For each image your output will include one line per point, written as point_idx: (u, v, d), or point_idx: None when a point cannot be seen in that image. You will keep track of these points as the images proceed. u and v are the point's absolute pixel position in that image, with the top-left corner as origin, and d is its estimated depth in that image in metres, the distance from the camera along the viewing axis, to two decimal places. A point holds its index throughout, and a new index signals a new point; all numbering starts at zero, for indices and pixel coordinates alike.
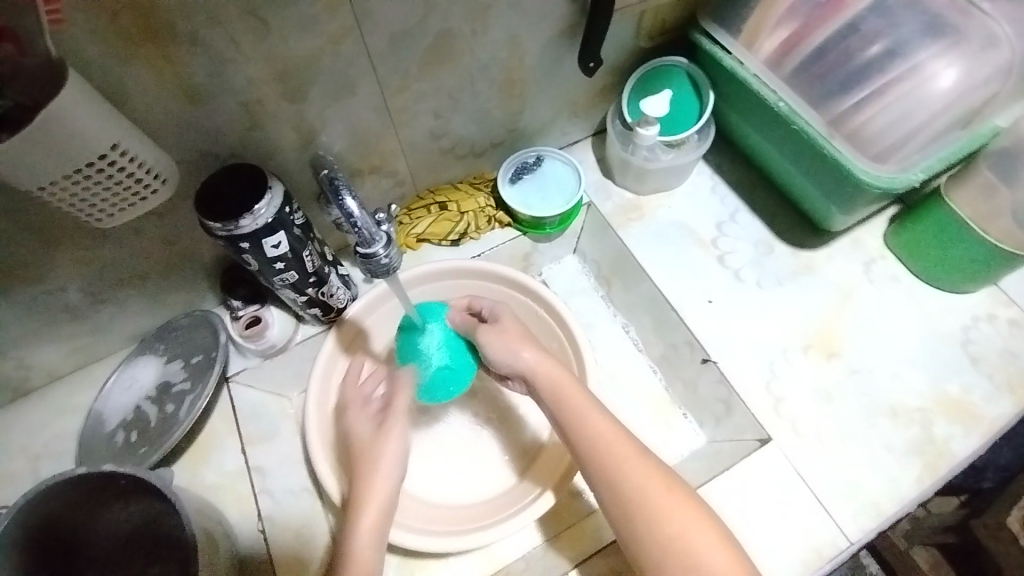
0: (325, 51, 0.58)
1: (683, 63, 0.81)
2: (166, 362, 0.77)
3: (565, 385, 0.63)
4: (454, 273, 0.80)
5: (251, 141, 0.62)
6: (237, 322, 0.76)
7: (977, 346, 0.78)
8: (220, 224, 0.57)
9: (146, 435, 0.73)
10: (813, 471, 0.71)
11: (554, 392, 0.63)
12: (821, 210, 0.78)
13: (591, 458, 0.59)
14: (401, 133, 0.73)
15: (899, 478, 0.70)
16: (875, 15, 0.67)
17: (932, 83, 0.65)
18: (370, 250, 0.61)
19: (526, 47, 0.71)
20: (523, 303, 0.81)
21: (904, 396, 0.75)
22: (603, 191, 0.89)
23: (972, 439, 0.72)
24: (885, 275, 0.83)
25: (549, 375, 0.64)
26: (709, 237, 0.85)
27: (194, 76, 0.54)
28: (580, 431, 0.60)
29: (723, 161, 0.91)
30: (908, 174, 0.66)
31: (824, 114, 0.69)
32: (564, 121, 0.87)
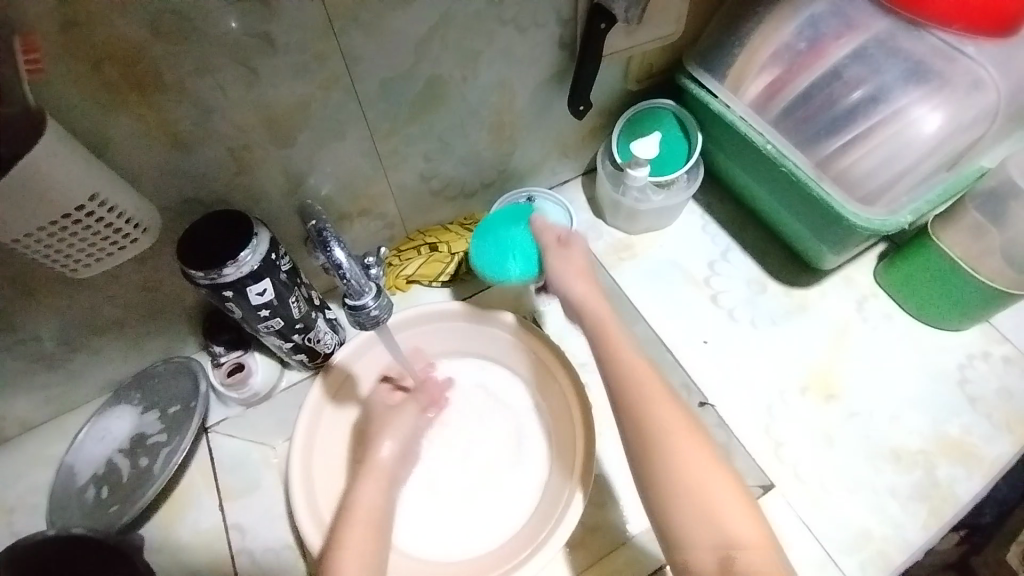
0: (315, 98, 0.58)
1: (671, 106, 0.82)
2: (141, 412, 0.73)
3: (601, 314, 0.64)
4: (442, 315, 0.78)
5: (238, 186, 0.61)
6: (220, 369, 0.74)
7: (973, 385, 0.77)
8: (203, 273, 0.55)
9: (117, 491, 0.69)
10: (817, 518, 0.69)
11: (606, 344, 0.62)
12: (812, 249, 0.78)
13: (630, 413, 0.57)
14: (391, 175, 0.72)
15: (905, 524, 0.69)
16: (857, 62, 0.68)
17: (916, 128, 0.66)
18: (359, 302, 0.60)
19: (515, 91, 0.71)
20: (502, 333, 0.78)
21: (904, 438, 0.74)
22: (594, 230, 0.89)
23: (974, 481, 0.71)
24: (878, 313, 0.82)
25: (587, 301, 0.65)
26: (702, 276, 0.85)
27: (181, 124, 0.53)
28: (647, 429, 0.55)
29: (712, 200, 0.91)
30: (897, 217, 0.67)
31: (811, 157, 0.70)
32: (554, 162, 0.87)
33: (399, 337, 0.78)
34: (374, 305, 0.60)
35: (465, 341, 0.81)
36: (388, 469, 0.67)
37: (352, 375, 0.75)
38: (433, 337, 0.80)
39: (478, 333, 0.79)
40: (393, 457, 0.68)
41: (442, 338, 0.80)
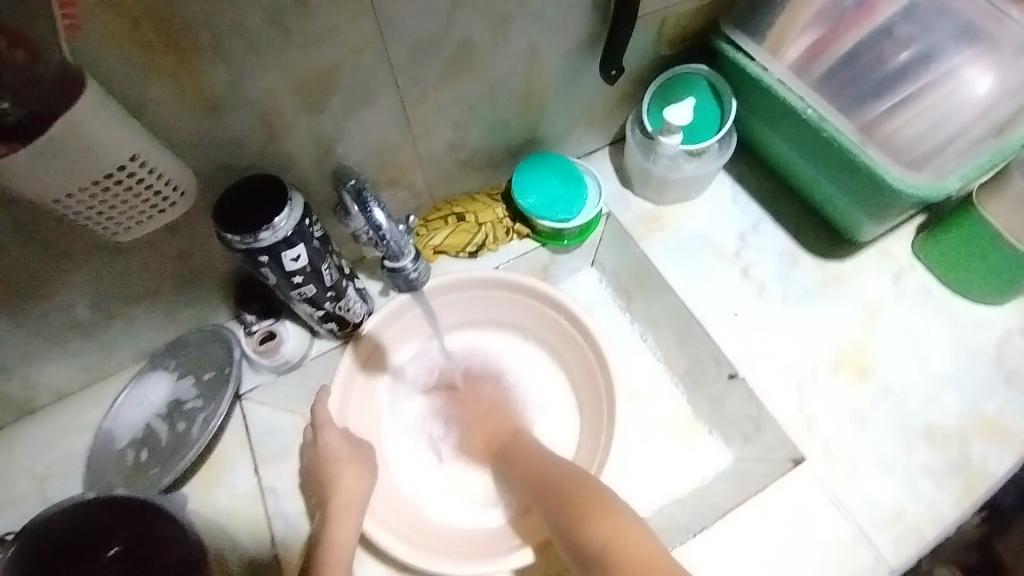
0: (346, 61, 0.57)
1: (704, 71, 0.80)
2: (177, 379, 0.74)
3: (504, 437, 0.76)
4: (472, 284, 0.78)
5: (268, 153, 0.61)
6: (251, 338, 0.74)
7: (1013, 361, 0.75)
8: (239, 237, 0.55)
9: (157, 454, 0.71)
10: (850, 491, 0.68)
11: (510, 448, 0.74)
12: (849, 220, 0.76)
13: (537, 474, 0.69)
14: (419, 144, 0.71)
15: (939, 500, 0.68)
16: (908, 20, 0.67)
17: (970, 87, 0.64)
18: (398, 264, 0.63)
19: (547, 56, 0.70)
20: (546, 316, 0.80)
21: (939, 414, 0.72)
22: (622, 201, 0.88)
23: (1009, 456, 0.70)
24: (915, 287, 0.80)
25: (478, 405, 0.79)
26: (733, 248, 0.84)
27: (213, 86, 0.52)
28: (549, 470, 0.68)
29: (744, 171, 0.89)
30: (945, 182, 0.63)
31: (853, 121, 0.67)
32: (582, 131, 0.85)
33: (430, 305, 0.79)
34: (411, 268, 0.63)
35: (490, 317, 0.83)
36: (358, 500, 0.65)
37: (380, 344, 0.77)
38: (461, 306, 0.81)
39: (507, 312, 0.82)
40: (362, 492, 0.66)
41: (469, 309, 0.82)
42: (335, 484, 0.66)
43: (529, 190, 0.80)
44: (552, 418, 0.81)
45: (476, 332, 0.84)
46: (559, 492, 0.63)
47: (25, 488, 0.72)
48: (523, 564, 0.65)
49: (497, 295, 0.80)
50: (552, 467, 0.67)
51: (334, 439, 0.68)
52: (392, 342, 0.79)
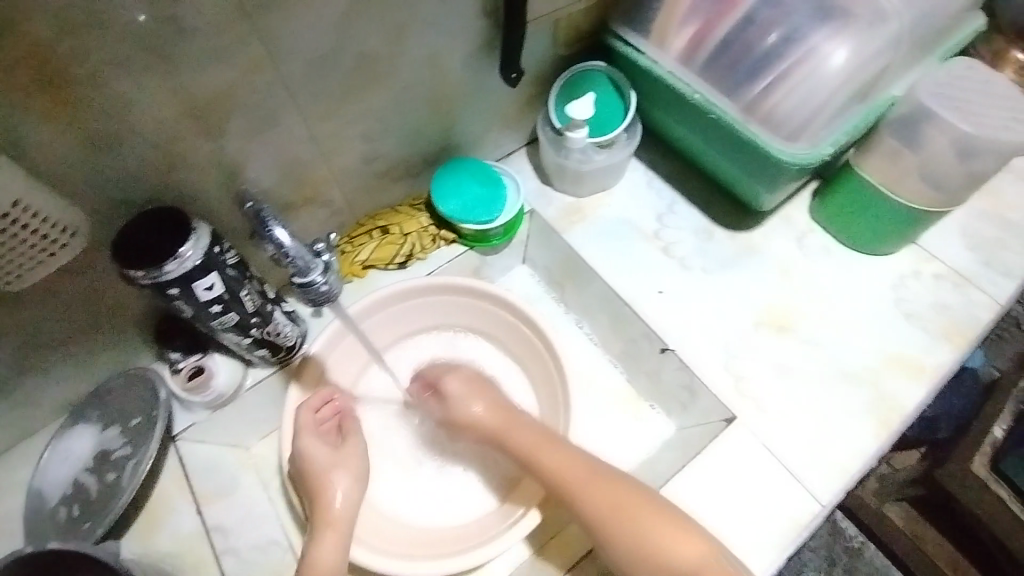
0: (239, 83, 0.57)
1: (602, 67, 0.84)
2: (102, 429, 0.71)
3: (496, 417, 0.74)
4: (414, 293, 0.80)
5: (171, 184, 0.60)
6: (178, 375, 0.72)
7: (909, 303, 0.82)
8: (143, 272, 0.54)
9: (89, 508, 0.67)
10: (781, 443, 0.73)
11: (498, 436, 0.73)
12: (749, 192, 0.82)
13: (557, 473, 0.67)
14: (331, 160, 0.72)
15: (859, 438, 0.73)
16: (767, 6, 0.71)
17: (828, 62, 0.69)
18: (307, 280, 0.60)
19: (447, 63, 0.72)
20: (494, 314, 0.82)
21: (851, 358, 0.78)
22: (543, 198, 0.91)
23: (917, 389, 0.76)
24: (818, 247, 0.87)
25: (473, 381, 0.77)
26: (652, 230, 0.88)
27: (101, 122, 0.52)
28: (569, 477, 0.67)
29: (655, 156, 0.94)
30: (819, 149, 0.70)
31: (736, 101, 0.73)
32: (496, 133, 0.88)
33: (366, 323, 0.79)
34: (321, 280, 0.62)
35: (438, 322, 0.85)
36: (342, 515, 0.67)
37: (326, 366, 0.77)
38: (407, 314, 0.82)
39: (454, 315, 0.84)
40: (346, 504, 0.68)
41: (412, 318, 0.83)
42: (325, 490, 0.68)
43: (448, 198, 0.81)
44: None
45: (426, 338, 0.85)
46: (603, 492, 0.65)
47: None
48: (534, 525, 0.67)
49: (443, 300, 0.82)
50: (566, 467, 0.67)
51: (320, 448, 0.69)
52: (336, 364, 0.78)
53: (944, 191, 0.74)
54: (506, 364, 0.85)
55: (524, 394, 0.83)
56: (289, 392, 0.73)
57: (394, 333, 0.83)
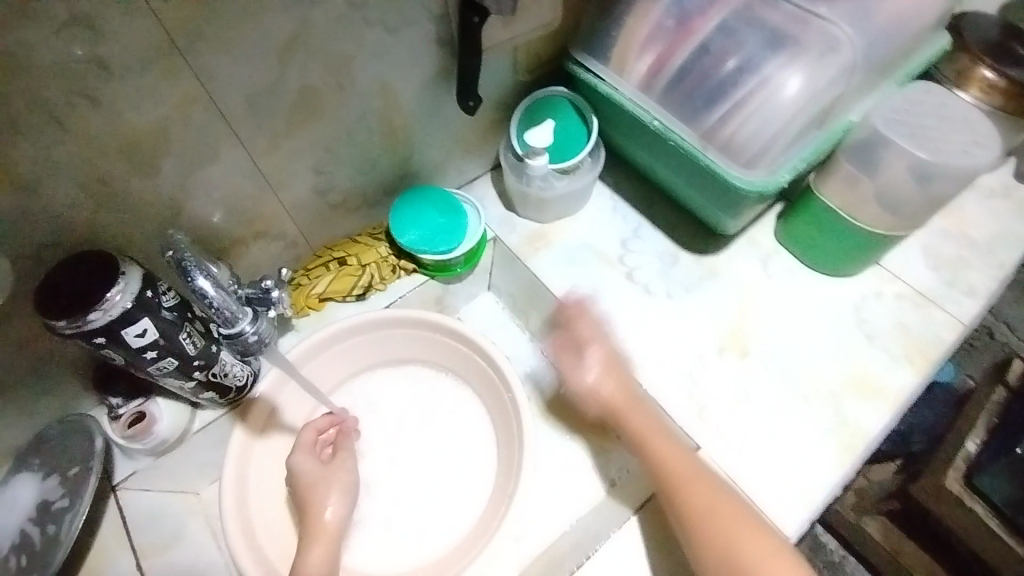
0: (172, 120, 0.55)
1: (565, 92, 0.84)
2: (42, 479, 0.65)
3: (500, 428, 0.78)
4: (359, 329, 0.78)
5: (105, 225, 0.57)
6: (118, 422, 0.68)
7: (872, 324, 0.82)
8: (65, 321, 0.52)
9: (30, 564, 0.61)
10: (747, 473, 0.71)
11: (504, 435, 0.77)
12: (712, 217, 0.81)
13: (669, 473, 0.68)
14: (281, 193, 0.69)
15: (824, 465, 0.72)
16: (721, 34, 0.70)
17: (781, 90, 0.67)
18: (234, 328, 0.63)
19: (399, 93, 0.70)
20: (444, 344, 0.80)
21: (814, 382, 0.78)
22: (507, 224, 0.89)
23: (881, 413, 0.76)
24: (782, 269, 0.87)
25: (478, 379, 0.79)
26: (615, 255, 0.87)
27: (20, 165, 0.49)
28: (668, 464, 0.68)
29: (619, 179, 0.93)
30: (777, 176, 0.70)
31: (694, 128, 0.73)
32: (457, 160, 0.86)
33: (307, 367, 0.76)
34: (250, 330, 0.64)
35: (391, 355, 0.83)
36: (333, 529, 0.68)
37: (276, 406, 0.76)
38: (358, 348, 0.80)
39: (405, 347, 0.82)
40: (337, 517, 0.69)
41: (362, 353, 0.81)
42: (314, 504, 0.69)
43: (404, 226, 0.79)
44: (469, 447, 0.80)
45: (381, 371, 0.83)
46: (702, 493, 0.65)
47: None
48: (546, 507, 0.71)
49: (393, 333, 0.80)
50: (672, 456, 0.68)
51: (307, 462, 0.71)
52: (288, 403, 0.77)
53: (901, 214, 0.75)
54: (462, 396, 0.83)
55: (479, 424, 0.81)
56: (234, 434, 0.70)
57: (344, 371, 0.81)
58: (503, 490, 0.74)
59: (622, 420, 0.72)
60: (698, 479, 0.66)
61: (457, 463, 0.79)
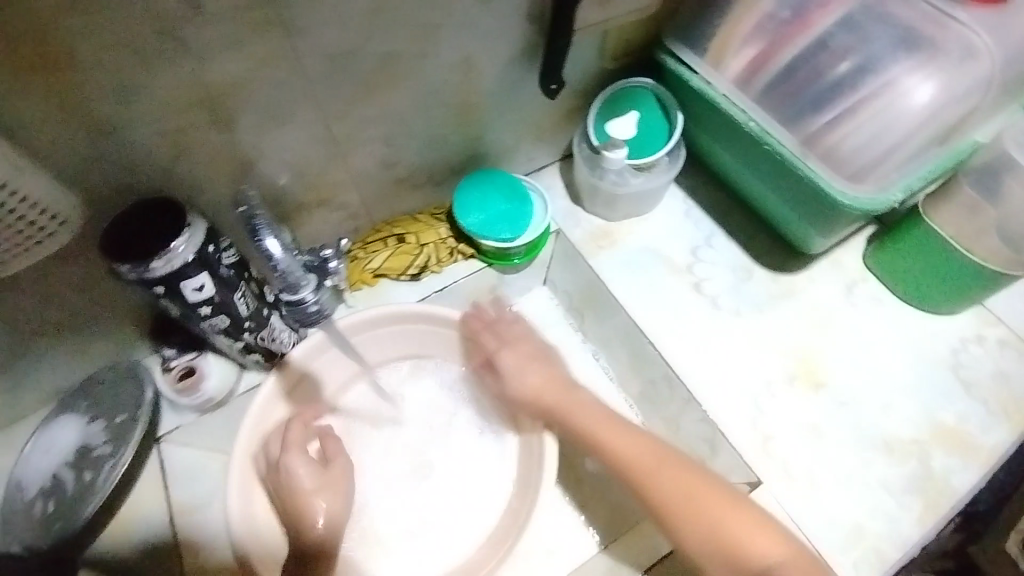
0: (253, 74, 0.53)
1: (650, 85, 0.78)
2: (87, 422, 0.67)
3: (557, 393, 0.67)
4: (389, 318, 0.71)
5: (178, 176, 0.56)
6: (169, 373, 0.69)
7: (968, 370, 0.74)
8: (129, 266, 0.51)
9: (61, 507, 0.64)
10: (810, 518, 0.65)
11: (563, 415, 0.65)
12: (799, 232, 0.74)
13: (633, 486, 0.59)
14: (349, 162, 0.67)
15: (900, 519, 0.65)
16: (843, 29, 0.64)
17: (907, 99, 0.62)
18: (296, 296, 0.67)
19: (480, 69, 0.67)
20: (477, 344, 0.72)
21: (895, 428, 0.70)
22: (572, 218, 0.85)
23: (970, 472, 0.68)
24: (869, 299, 0.79)
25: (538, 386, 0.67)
26: (684, 263, 0.81)
27: (105, 105, 0.48)
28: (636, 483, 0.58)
29: (695, 183, 0.87)
30: (887, 194, 0.63)
31: (796, 133, 0.66)
32: (527, 146, 0.82)
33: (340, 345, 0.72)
34: (311, 298, 0.68)
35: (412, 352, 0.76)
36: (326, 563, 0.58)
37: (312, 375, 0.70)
38: (379, 342, 0.74)
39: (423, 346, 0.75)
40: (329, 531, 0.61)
41: (392, 344, 0.74)
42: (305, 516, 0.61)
43: (468, 209, 0.76)
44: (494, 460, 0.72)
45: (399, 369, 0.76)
46: (662, 465, 0.57)
47: None
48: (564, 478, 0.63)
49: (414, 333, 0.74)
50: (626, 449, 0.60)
51: (301, 467, 0.62)
52: (325, 371, 0.72)
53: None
54: (482, 404, 0.75)
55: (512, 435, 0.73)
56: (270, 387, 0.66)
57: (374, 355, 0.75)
58: (515, 520, 0.66)
59: (559, 423, 0.65)
60: (648, 454, 0.59)
61: (463, 479, 0.72)
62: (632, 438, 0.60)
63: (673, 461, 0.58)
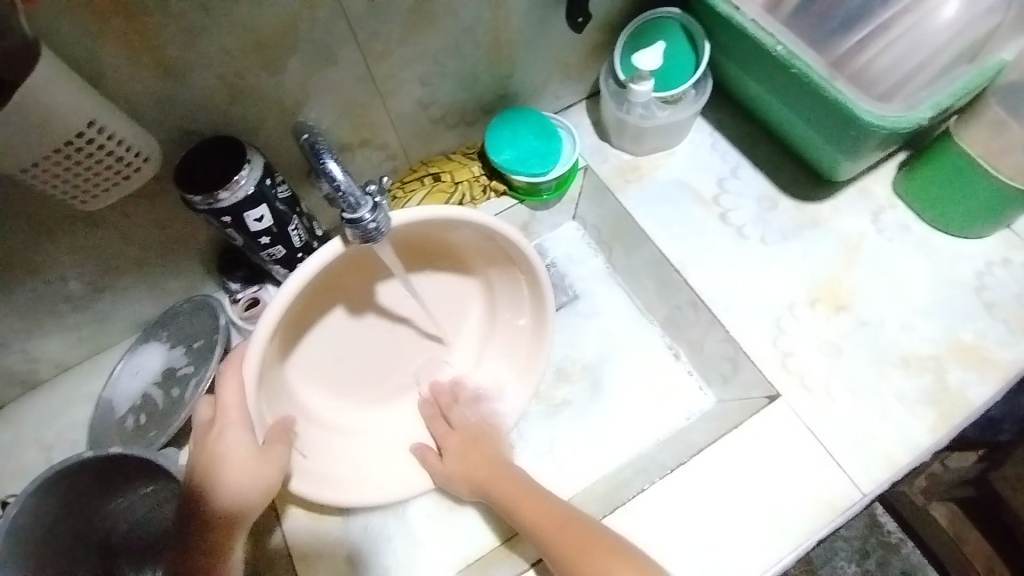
0: (300, 16, 0.56)
1: (678, 14, 0.78)
2: (169, 348, 0.77)
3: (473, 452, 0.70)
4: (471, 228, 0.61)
5: (234, 118, 0.61)
6: (237, 304, 0.76)
7: (992, 292, 0.75)
8: (200, 197, 0.57)
9: (154, 418, 0.74)
10: (827, 426, 0.69)
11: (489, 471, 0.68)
12: (826, 159, 0.75)
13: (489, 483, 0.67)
14: (388, 102, 0.71)
15: (914, 427, 0.69)
16: None
17: (936, 14, 0.63)
18: (354, 216, 0.52)
19: (510, 4, 0.68)
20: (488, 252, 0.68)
21: (911, 345, 0.73)
22: (600, 154, 0.87)
23: (987, 384, 0.71)
24: (895, 225, 0.80)
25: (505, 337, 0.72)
26: (711, 195, 0.83)
27: (167, 47, 0.52)
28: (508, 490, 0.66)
29: (722, 115, 0.88)
30: (914, 113, 0.63)
31: (825, 56, 0.67)
32: (555, 84, 0.84)
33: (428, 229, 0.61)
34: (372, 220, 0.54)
35: (538, 298, 0.70)
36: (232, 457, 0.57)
37: (382, 305, 0.71)
38: (494, 272, 0.71)
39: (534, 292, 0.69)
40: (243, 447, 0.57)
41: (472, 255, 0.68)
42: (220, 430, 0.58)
43: (498, 147, 0.80)
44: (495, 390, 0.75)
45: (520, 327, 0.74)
46: (586, 551, 0.56)
47: (36, 458, 0.75)
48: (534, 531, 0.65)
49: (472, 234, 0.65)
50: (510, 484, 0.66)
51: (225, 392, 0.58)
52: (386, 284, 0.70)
53: None
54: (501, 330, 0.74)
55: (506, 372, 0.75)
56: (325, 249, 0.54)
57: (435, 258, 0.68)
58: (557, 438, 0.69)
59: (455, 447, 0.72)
60: (580, 531, 0.58)
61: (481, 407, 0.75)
62: (553, 504, 0.62)
63: (575, 526, 0.59)
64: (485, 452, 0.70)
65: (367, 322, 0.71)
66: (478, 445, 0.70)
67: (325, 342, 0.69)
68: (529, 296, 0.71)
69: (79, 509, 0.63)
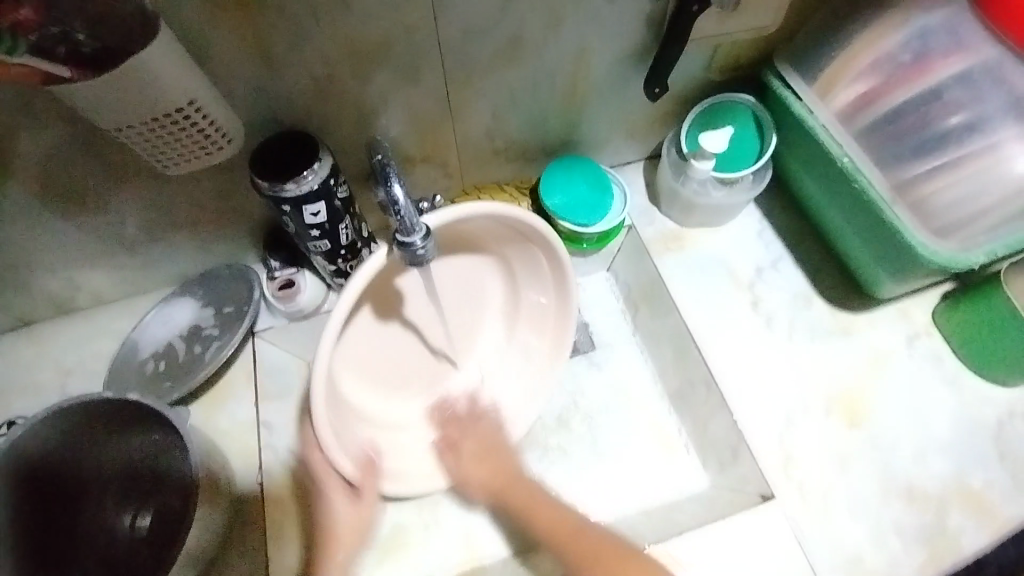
0: (398, 38, 0.60)
1: (751, 102, 0.79)
2: (201, 307, 0.81)
3: (494, 475, 0.72)
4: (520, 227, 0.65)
5: (316, 115, 0.65)
6: (273, 282, 0.79)
7: (1011, 444, 0.74)
8: (267, 183, 0.60)
9: (172, 370, 0.78)
10: (815, 540, 0.68)
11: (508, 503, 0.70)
12: (870, 274, 0.74)
13: (522, 501, 0.69)
14: (457, 126, 0.74)
15: (902, 563, 0.68)
16: (960, 85, 0.65)
17: (1009, 165, 0.62)
18: (407, 239, 0.55)
19: (594, 61, 0.71)
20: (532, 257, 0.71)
21: (918, 480, 0.72)
22: (647, 216, 0.88)
23: (985, 536, 0.69)
24: (926, 353, 0.79)
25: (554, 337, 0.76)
26: (747, 280, 0.84)
27: (273, 43, 0.56)
28: (525, 507, 0.69)
29: (775, 206, 0.88)
30: (969, 255, 0.63)
31: (889, 178, 0.67)
32: (619, 140, 0.86)
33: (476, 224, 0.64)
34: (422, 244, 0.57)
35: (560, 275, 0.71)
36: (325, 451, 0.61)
37: (402, 293, 0.70)
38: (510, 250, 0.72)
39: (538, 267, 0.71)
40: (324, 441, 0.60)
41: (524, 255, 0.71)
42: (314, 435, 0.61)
43: (550, 190, 0.82)
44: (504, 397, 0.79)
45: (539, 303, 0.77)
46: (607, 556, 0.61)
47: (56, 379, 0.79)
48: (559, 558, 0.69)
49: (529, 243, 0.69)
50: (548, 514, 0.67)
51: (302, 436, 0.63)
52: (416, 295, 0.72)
53: None
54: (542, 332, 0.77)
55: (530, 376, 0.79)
56: (370, 261, 0.57)
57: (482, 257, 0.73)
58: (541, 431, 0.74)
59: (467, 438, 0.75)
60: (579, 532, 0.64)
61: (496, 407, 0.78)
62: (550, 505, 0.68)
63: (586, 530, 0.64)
64: (505, 466, 0.72)
65: (391, 330, 0.72)
66: (494, 454, 0.73)
67: (368, 337, 0.70)
68: (550, 273, 0.72)
69: (80, 442, 0.66)
